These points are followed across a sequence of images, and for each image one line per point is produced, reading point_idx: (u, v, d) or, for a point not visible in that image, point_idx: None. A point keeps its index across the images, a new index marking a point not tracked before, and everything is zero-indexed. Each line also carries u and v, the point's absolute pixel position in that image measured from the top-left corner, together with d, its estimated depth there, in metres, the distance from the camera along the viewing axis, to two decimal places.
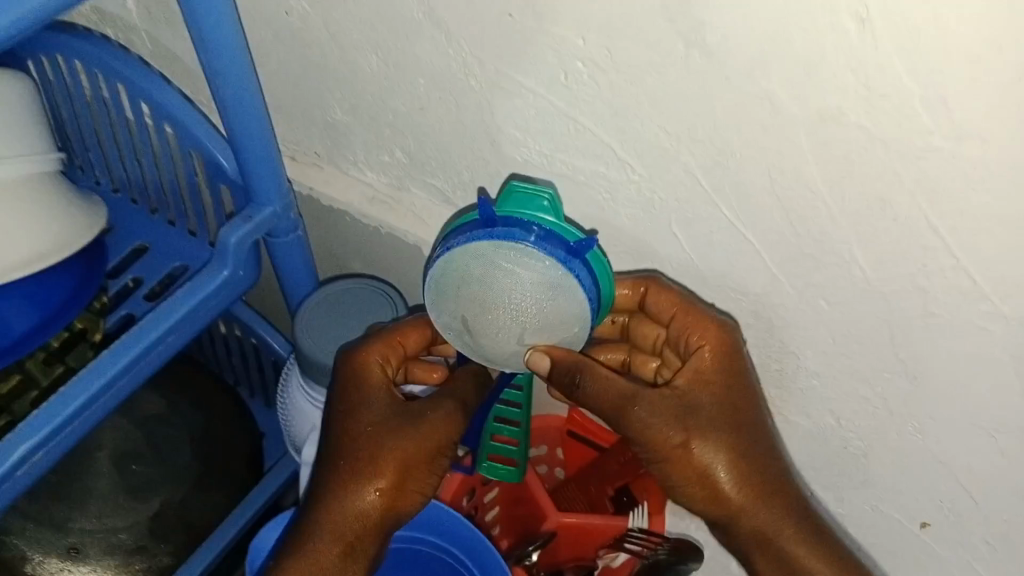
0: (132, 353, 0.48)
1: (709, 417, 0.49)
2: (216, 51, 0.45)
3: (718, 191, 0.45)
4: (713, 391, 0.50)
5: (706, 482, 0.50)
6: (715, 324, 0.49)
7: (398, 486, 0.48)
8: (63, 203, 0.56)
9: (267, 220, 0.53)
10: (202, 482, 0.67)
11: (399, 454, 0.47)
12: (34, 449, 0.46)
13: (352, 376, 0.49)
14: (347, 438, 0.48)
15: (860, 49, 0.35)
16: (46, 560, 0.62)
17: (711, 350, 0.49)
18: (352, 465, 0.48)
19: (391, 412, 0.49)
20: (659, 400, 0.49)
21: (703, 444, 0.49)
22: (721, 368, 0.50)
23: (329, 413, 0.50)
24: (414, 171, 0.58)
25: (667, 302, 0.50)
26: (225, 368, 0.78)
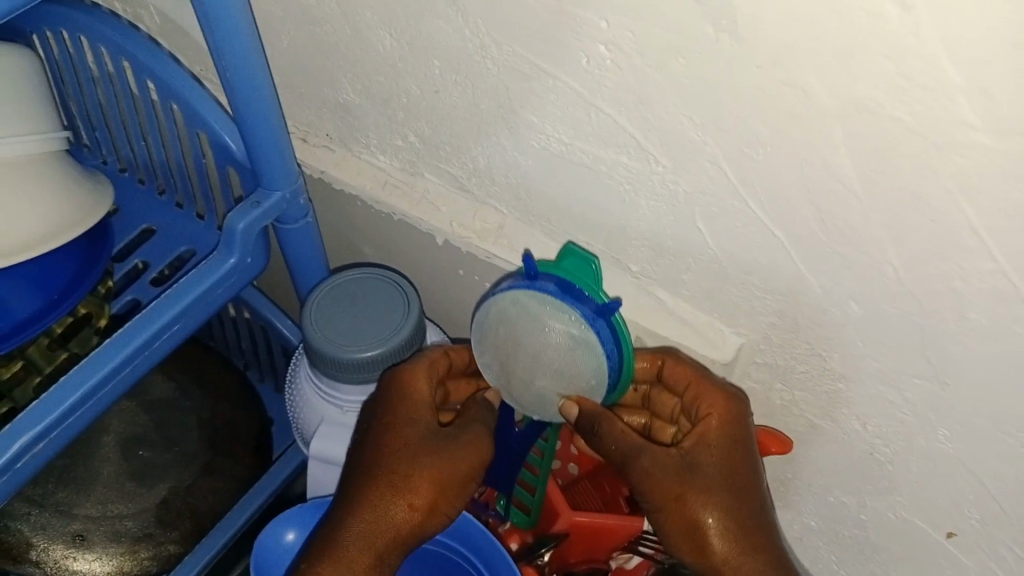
0: (135, 343, 0.47)
1: (709, 479, 0.49)
2: (221, 29, 0.43)
3: (745, 183, 0.42)
4: (716, 453, 0.49)
5: (698, 538, 0.49)
6: (725, 395, 0.49)
7: (431, 505, 0.46)
8: (65, 185, 0.54)
9: (276, 206, 0.52)
10: (210, 469, 0.65)
11: (438, 470, 0.46)
12: (36, 440, 0.44)
13: (399, 385, 0.48)
14: (384, 448, 0.47)
15: (901, 37, 0.33)
16: (50, 547, 0.61)
17: (718, 417, 0.49)
18: (389, 478, 0.46)
19: (433, 428, 0.48)
20: (662, 458, 0.49)
21: (697, 501, 0.48)
22: (728, 434, 0.49)
23: (363, 423, 0.49)
24: (427, 155, 0.56)
25: (681, 373, 0.50)
26: (235, 353, 0.77)
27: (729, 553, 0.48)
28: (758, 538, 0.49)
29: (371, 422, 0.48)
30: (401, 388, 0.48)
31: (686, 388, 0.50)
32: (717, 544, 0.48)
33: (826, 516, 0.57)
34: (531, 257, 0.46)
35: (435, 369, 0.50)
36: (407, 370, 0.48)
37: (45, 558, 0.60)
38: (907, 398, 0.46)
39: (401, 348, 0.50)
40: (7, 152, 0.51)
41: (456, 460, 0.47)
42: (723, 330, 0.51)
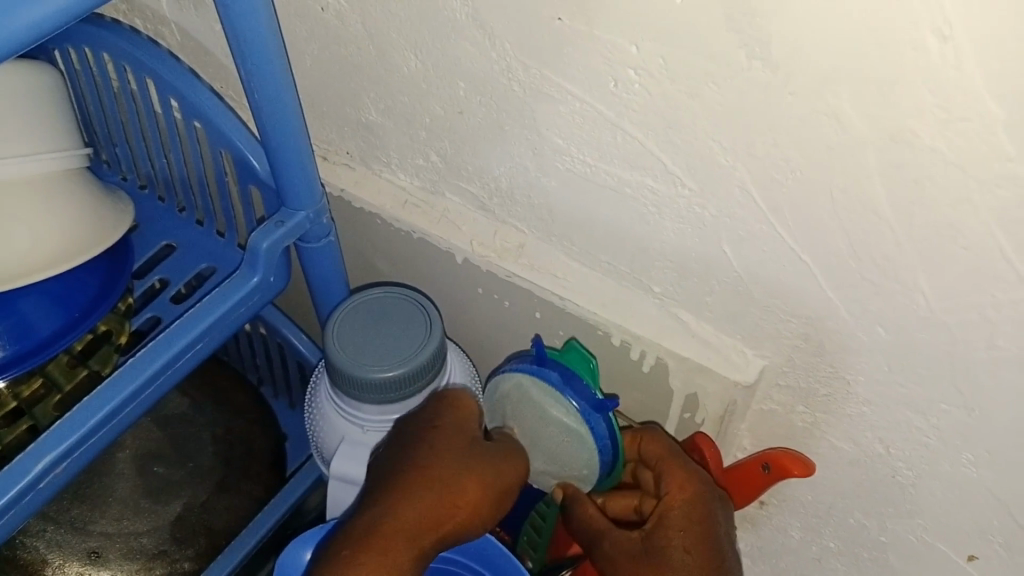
0: (160, 360, 0.47)
1: (672, 564, 0.47)
2: (252, 52, 0.43)
3: (774, 209, 0.42)
4: (677, 538, 0.48)
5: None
6: (686, 472, 0.50)
7: (475, 510, 0.46)
8: (88, 202, 0.54)
9: (300, 225, 0.52)
10: (225, 486, 0.65)
11: (485, 474, 0.46)
12: (61, 458, 0.44)
13: (449, 400, 0.50)
14: (434, 448, 0.47)
15: (940, 67, 0.33)
16: (65, 564, 0.60)
17: (677, 496, 0.50)
18: (437, 474, 0.45)
19: (477, 438, 0.48)
20: (625, 543, 0.50)
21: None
22: (687, 515, 0.49)
23: (404, 430, 0.49)
24: (449, 175, 0.56)
25: (652, 449, 0.52)
26: (250, 369, 0.77)
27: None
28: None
29: (414, 430, 0.48)
30: (450, 401, 0.50)
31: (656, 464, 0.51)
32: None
33: (845, 538, 0.57)
34: (540, 345, 0.51)
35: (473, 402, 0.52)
36: (455, 393, 0.51)
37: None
38: (933, 424, 0.46)
39: (426, 370, 0.50)
40: (25, 168, 0.51)
41: (500, 470, 0.47)
42: (746, 352, 0.51)
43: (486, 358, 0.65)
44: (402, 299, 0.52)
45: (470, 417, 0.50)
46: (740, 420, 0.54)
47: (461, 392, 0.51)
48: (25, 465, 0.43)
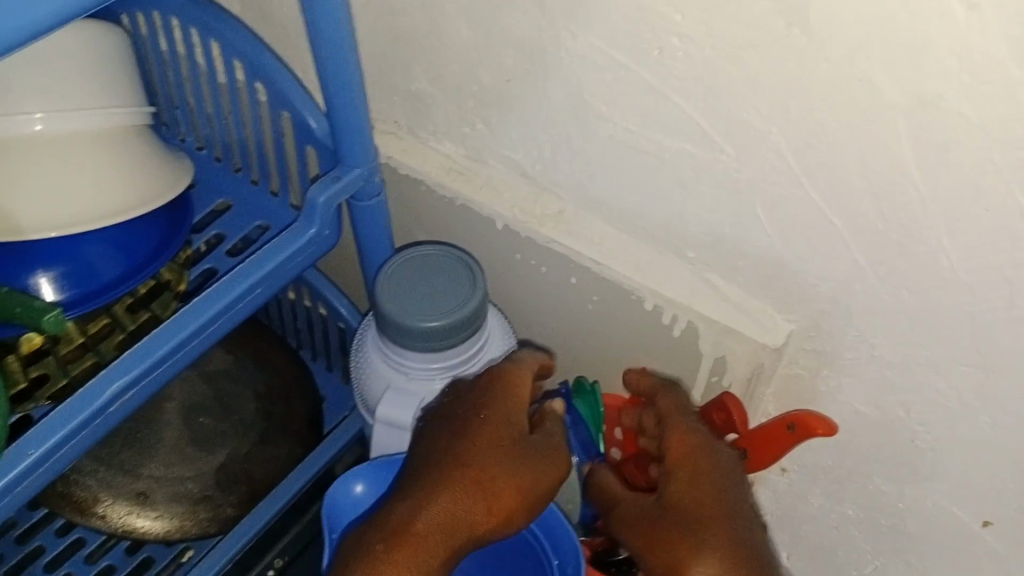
0: (226, 298, 0.50)
1: (683, 516, 0.49)
2: (320, 13, 0.46)
3: (808, 173, 0.45)
4: (681, 492, 0.50)
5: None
6: (689, 424, 0.53)
7: (509, 513, 0.48)
8: (154, 155, 0.58)
9: (355, 182, 0.55)
10: (265, 440, 0.67)
11: (522, 479, 0.48)
12: (128, 386, 0.47)
13: (503, 384, 0.52)
14: (480, 441, 0.49)
15: (967, 33, 0.35)
16: (115, 504, 0.63)
17: (678, 448, 0.52)
18: (473, 475, 0.47)
19: (524, 435, 0.50)
20: (634, 497, 0.53)
21: (646, 536, 0.50)
22: (691, 465, 0.51)
23: (452, 416, 0.51)
24: (493, 143, 0.59)
25: (665, 402, 0.55)
26: (290, 332, 0.80)
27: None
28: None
29: (462, 419, 0.50)
30: (504, 385, 0.52)
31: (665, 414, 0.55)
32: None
33: (865, 503, 0.59)
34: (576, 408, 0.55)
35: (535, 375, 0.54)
36: (513, 372, 0.53)
37: (108, 511, 0.63)
38: (952, 386, 0.48)
39: (466, 324, 0.52)
40: (100, 121, 0.54)
41: (542, 475, 0.49)
42: (775, 316, 0.53)
43: (521, 324, 0.67)
44: (458, 261, 0.54)
45: (523, 406, 0.51)
46: (766, 384, 0.56)
47: (520, 376, 0.53)
48: (98, 386, 0.46)
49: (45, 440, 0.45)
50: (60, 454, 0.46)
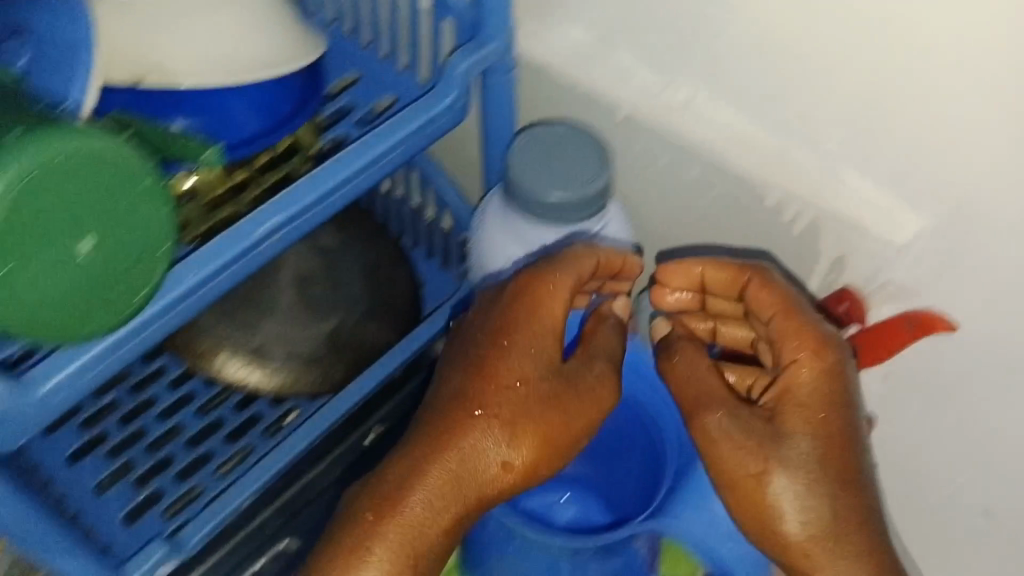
0: (375, 151, 0.50)
1: (799, 447, 0.51)
2: None
3: (969, 53, 0.44)
4: (802, 414, 0.51)
5: (770, 520, 0.51)
6: (818, 341, 0.52)
7: (530, 460, 0.51)
8: (293, 19, 0.58)
9: (491, 55, 0.55)
10: (372, 313, 0.70)
11: (546, 430, 0.51)
12: (287, 222, 0.48)
13: (529, 308, 0.52)
14: (480, 395, 0.51)
15: None
16: (231, 358, 0.66)
17: (810, 369, 0.51)
18: (484, 429, 0.51)
19: (555, 370, 0.52)
20: (739, 407, 0.52)
21: (758, 460, 0.51)
22: (817, 389, 0.51)
23: (468, 356, 0.53)
24: (624, 28, 0.58)
25: (769, 300, 0.53)
26: (393, 219, 0.81)
27: (805, 539, 0.51)
28: (838, 531, 0.51)
29: (482, 357, 0.53)
30: (522, 321, 0.52)
31: (768, 311, 0.53)
32: (787, 527, 0.51)
33: (963, 416, 0.59)
34: None
35: (580, 279, 0.54)
36: (545, 288, 0.53)
37: (224, 365, 0.66)
38: None
39: (591, 202, 0.54)
40: None
41: (569, 422, 0.52)
42: (905, 215, 0.52)
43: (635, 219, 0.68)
44: (593, 146, 0.54)
45: (540, 343, 0.52)
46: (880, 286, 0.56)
47: (543, 295, 0.52)
48: (256, 220, 0.46)
49: (207, 261, 0.45)
50: (216, 282, 0.46)
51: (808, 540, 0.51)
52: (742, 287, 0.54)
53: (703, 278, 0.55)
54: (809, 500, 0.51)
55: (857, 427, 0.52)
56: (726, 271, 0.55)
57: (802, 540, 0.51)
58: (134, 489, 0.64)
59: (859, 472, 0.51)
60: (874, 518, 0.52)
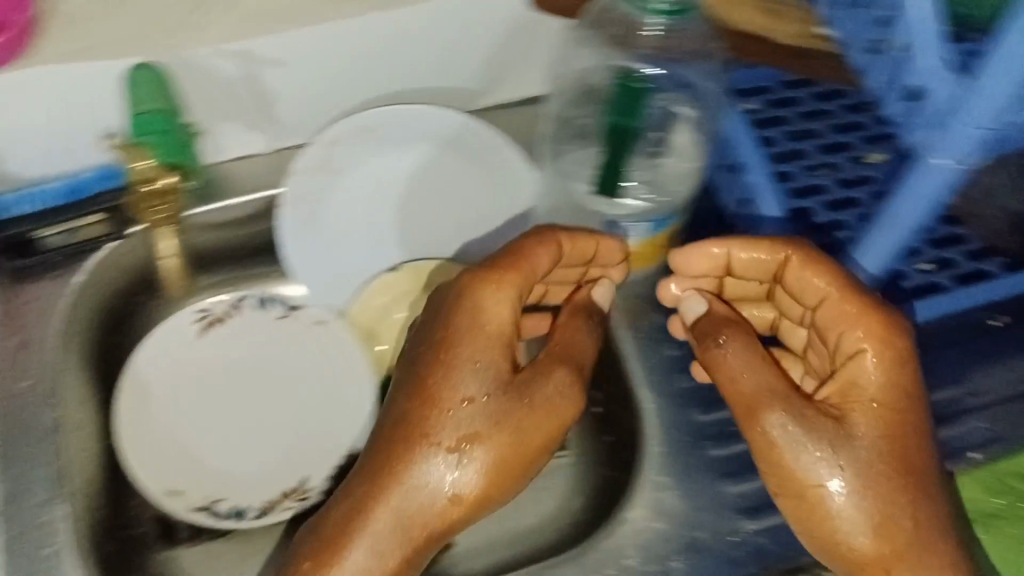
0: None
1: (869, 437, 0.54)
2: None
3: None
4: (872, 406, 0.55)
5: (837, 537, 0.54)
6: (890, 322, 0.57)
7: (496, 467, 0.54)
8: None
9: None
10: None
11: (519, 437, 0.54)
12: None
13: (472, 316, 0.56)
14: (424, 422, 0.54)
15: None
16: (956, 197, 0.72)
17: (877, 356, 0.56)
18: (423, 445, 0.54)
19: (510, 376, 0.56)
20: (803, 408, 0.55)
21: (830, 462, 0.54)
22: (887, 373, 0.56)
23: (409, 384, 0.56)
24: None
25: (817, 287, 0.60)
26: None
27: (877, 553, 0.54)
28: (914, 540, 0.53)
29: (424, 372, 0.56)
30: (465, 335, 0.56)
31: (817, 291, 0.60)
32: (859, 539, 0.54)
33: None
34: None
35: (534, 276, 0.59)
36: (488, 291, 0.57)
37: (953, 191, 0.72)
38: None
39: None
40: None
41: (528, 430, 0.55)
42: None
43: None
44: None
45: (486, 359, 0.56)
46: None
47: (485, 301, 0.56)
48: None
49: None
50: None
51: (882, 551, 0.53)
52: (781, 264, 0.61)
53: (734, 256, 0.63)
54: (883, 509, 0.53)
55: (921, 404, 0.56)
56: (766, 249, 0.61)
57: (879, 555, 0.54)
58: (793, 196, 0.74)
59: (924, 468, 0.55)
60: (945, 516, 0.55)
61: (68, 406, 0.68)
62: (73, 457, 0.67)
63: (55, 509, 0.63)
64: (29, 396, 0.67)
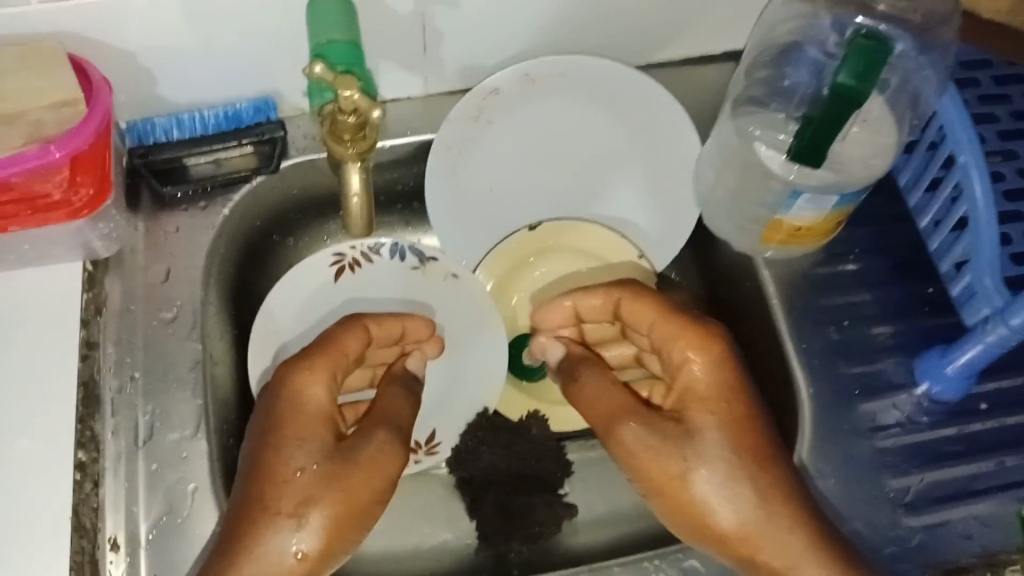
0: None
1: (708, 434, 0.58)
2: None
3: None
4: (707, 407, 0.59)
5: (703, 520, 0.58)
6: (701, 338, 0.61)
7: (332, 524, 0.55)
8: None
9: None
10: None
11: (347, 489, 0.55)
12: None
13: (293, 399, 0.58)
14: (265, 497, 0.55)
15: None
16: None
17: (698, 364, 0.61)
18: (269, 517, 0.54)
19: (334, 442, 0.57)
20: (651, 417, 0.59)
21: (680, 462, 0.58)
22: (709, 375, 0.60)
23: (243, 482, 0.56)
24: None
25: (646, 313, 0.63)
26: None
27: (738, 527, 0.57)
28: (769, 509, 0.57)
29: (256, 451, 0.57)
30: (291, 417, 0.57)
31: (647, 322, 0.63)
32: (721, 522, 0.57)
33: None
34: None
35: (346, 360, 0.61)
36: (297, 380, 0.58)
37: None
38: None
39: None
40: None
41: (353, 481, 0.56)
42: None
43: None
44: None
45: (309, 433, 0.57)
46: None
47: (298, 383, 0.58)
48: None
49: None
50: None
51: (745, 526, 0.57)
52: (615, 303, 0.65)
53: (576, 305, 0.66)
54: (740, 491, 0.57)
55: (752, 393, 0.60)
56: (601, 294, 0.65)
57: (739, 530, 0.57)
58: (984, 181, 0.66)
59: (768, 445, 0.58)
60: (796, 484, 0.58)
61: (212, 342, 0.67)
62: (216, 393, 0.66)
63: (197, 445, 0.62)
64: (171, 328, 0.65)
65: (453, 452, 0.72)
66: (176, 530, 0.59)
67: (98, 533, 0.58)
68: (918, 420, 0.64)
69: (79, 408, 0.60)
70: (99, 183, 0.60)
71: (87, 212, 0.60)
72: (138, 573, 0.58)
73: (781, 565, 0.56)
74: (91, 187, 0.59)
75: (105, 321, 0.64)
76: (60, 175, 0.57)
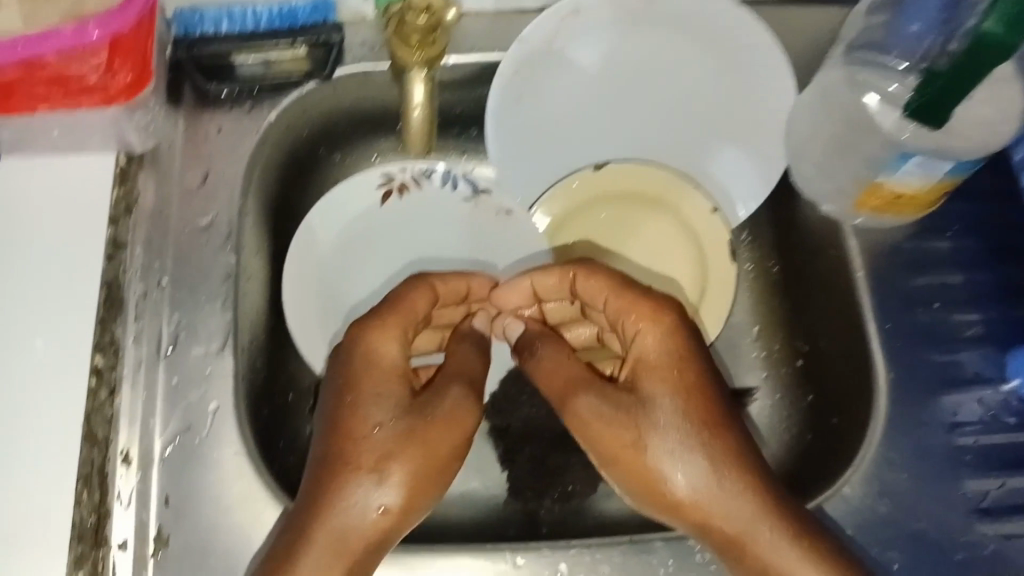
0: None
1: (663, 405, 0.52)
2: None
3: None
4: (660, 377, 0.53)
5: (658, 486, 0.52)
6: (653, 310, 0.55)
7: (414, 480, 0.51)
8: None
9: None
10: None
11: (428, 444, 0.51)
12: None
13: (365, 354, 0.53)
14: (346, 453, 0.50)
15: None
16: None
17: (651, 336, 0.54)
18: (351, 473, 0.50)
19: (410, 396, 0.53)
20: (604, 386, 0.54)
21: (631, 430, 0.52)
22: (662, 345, 0.54)
23: (319, 445, 0.51)
24: None
25: (597, 286, 0.57)
26: None
27: (691, 494, 0.51)
28: (722, 472, 0.51)
29: (328, 406, 0.52)
30: (365, 371, 0.53)
31: (601, 297, 0.57)
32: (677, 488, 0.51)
33: None
34: None
35: (415, 322, 0.56)
36: (372, 334, 0.54)
37: None
38: None
39: None
40: None
41: (434, 438, 0.51)
42: None
43: None
44: None
45: (386, 389, 0.52)
46: None
47: (371, 339, 0.53)
48: None
49: None
50: None
51: (703, 494, 0.51)
52: (570, 281, 0.58)
53: (533, 281, 0.61)
54: (697, 458, 0.51)
55: (709, 361, 0.54)
56: (557, 273, 0.59)
57: (696, 497, 0.51)
58: None
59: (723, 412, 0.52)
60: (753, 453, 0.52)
61: (246, 255, 0.62)
62: (245, 311, 0.62)
63: (222, 363, 0.57)
64: (205, 236, 0.61)
65: (496, 395, 0.68)
66: (194, 450, 0.55)
67: (111, 445, 0.54)
68: (1006, 419, 0.57)
69: (101, 310, 0.56)
70: (138, 69, 0.55)
71: (123, 100, 0.54)
72: (150, 490, 0.54)
73: (733, 529, 0.50)
74: (129, 73, 0.54)
75: (134, 221, 0.59)
76: (97, 58, 0.54)
